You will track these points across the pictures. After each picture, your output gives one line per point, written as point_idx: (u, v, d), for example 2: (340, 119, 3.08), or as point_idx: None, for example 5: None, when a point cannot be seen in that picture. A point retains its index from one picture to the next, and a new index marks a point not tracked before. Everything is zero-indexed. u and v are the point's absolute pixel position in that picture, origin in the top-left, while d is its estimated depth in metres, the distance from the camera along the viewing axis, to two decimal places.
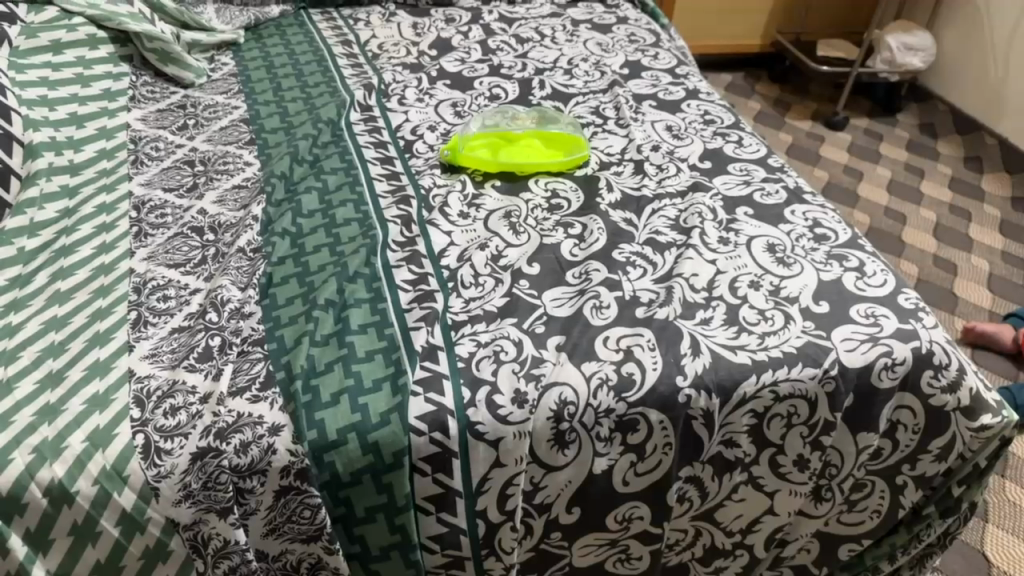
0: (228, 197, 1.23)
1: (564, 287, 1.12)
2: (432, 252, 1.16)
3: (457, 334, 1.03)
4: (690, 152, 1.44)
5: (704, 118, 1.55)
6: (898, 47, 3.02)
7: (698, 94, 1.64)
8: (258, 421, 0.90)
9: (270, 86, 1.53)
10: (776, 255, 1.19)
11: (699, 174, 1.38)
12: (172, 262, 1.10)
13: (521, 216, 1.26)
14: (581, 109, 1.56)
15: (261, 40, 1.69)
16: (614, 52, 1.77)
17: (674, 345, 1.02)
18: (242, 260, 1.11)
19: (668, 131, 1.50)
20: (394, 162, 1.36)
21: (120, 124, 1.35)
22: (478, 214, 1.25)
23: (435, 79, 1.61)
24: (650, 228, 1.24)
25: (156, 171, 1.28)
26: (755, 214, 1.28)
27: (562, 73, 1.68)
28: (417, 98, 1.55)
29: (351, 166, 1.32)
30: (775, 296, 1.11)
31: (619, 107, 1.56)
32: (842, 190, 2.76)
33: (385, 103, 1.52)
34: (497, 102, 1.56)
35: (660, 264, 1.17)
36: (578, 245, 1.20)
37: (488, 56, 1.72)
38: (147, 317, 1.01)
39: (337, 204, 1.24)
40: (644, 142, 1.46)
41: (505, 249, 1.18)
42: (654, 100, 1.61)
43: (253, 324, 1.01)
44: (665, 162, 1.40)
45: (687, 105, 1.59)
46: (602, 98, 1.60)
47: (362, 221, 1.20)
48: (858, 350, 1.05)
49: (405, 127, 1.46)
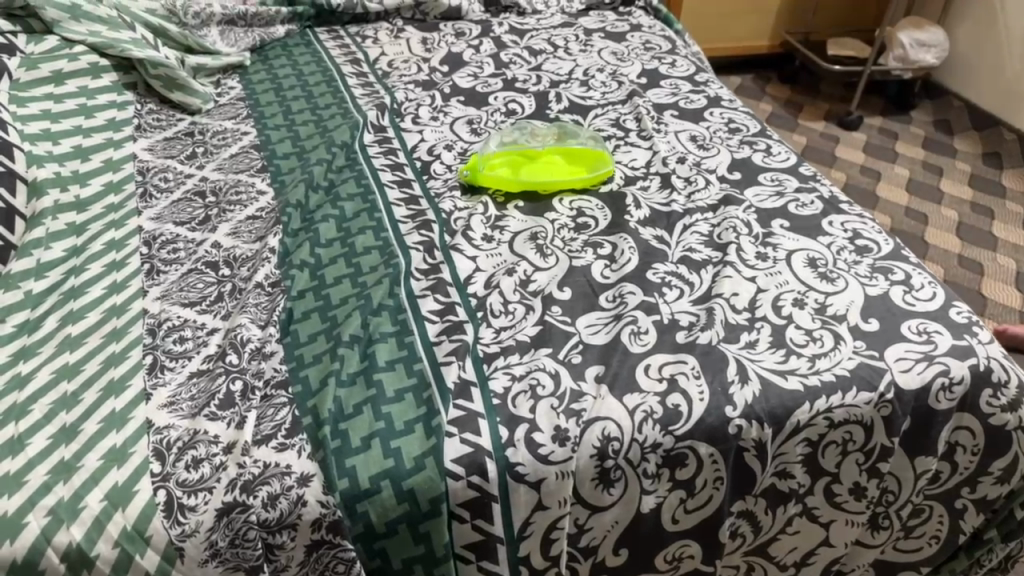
0: (242, 228, 1.18)
1: (598, 312, 1.07)
2: (458, 279, 1.11)
3: (490, 368, 0.97)
4: (717, 163, 1.39)
5: (729, 127, 1.50)
6: (911, 44, 2.96)
7: (721, 102, 1.59)
8: (285, 471, 0.85)
9: (279, 109, 1.48)
10: (818, 270, 1.14)
11: (729, 186, 1.33)
12: (187, 300, 1.05)
13: (548, 237, 1.20)
14: (601, 121, 1.51)
15: (267, 62, 1.64)
16: (630, 61, 1.72)
17: (720, 372, 0.97)
18: (261, 295, 1.05)
19: (693, 142, 1.45)
20: (412, 184, 1.31)
21: (127, 155, 1.30)
22: (503, 237, 1.20)
23: (449, 96, 1.57)
24: (684, 246, 1.19)
25: (166, 204, 1.23)
26: (792, 227, 1.23)
27: (579, 84, 1.63)
28: (432, 116, 1.50)
29: (368, 190, 1.27)
30: (821, 315, 1.06)
31: (640, 118, 1.51)
32: (861, 192, 2.71)
33: (399, 124, 1.47)
34: (514, 118, 1.51)
35: (697, 284, 1.11)
36: (610, 266, 1.15)
37: (501, 70, 1.67)
38: (164, 362, 0.96)
39: (356, 231, 1.19)
40: (668, 154, 1.40)
41: (533, 273, 1.13)
42: (676, 109, 1.56)
43: (275, 365, 0.96)
44: (693, 174, 1.35)
45: (710, 114, 1.54)
46: (621, 109, 1.55)
47: (383, 248, 1.15)
48: (913, 371, 0.99)
49: (422, 147, 1.41)
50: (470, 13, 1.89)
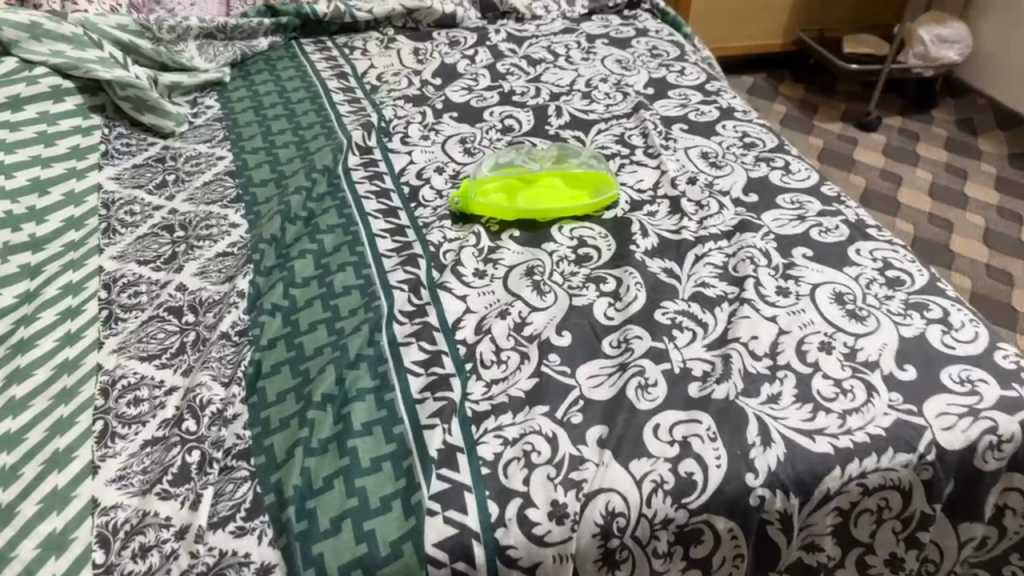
0: (211, 267, 1.08)
1: (601, 360, 0.96)
2: (445, 324, 1.00)
3: (479, 430, 0.87)
4: (731, 184, 1.27)
5: (744, 142, 1.39)
6: (932, 40, 2.84)
7: (734, 114, 1.47)
8: (244, 561, 0.74)
9: (258, 130, 1.38)
10: (845, 307, 1.03)
11: (744, 210, 1.21)
12: (146, 353, 0.95)
13: (546, 272, 1.10)
14: (605, 138, 1.40)
15: (248, 78, 1.54)
16: (636, 70, 1.61)
17: (740, 433, 0.86)
18: (226, 347, 0.95)
19: (704, 159, 1.34)
20: (399, 214, 1.20)
21: (91, 186, 1.21)
22: (496, 272, 1.09)
23: (441, 112, 1.46)
24: (696, 280, 1.08)
25: (131, 240, 1.13)
26: (815, 256, 1.12)
27: (581, 96, 1.52)
28: (422, 135, 1.39)
29: (350, 221, 1.17)
30: (851, 361, 0.95)
31: (647, 134, 1.40)
32: (882, 198, 2.59)
33: (387, 144, 1.37)
34: (511, 135, 1.40)
35: (711, 325, 1.00)
36: (614, 306, 1.04)
37: (498, 82, 1.56)
38: (115, 428, 0.87)
39: (335, 268, 1.08)
40: (678, 174, 1.29)
41: (528, 315, 1.02)
42: (686, 122, 1.45)
43: (237, 431, 0.86)
44: (705, 196, 1.24)
45: (722, 127, 1.43)
46: (626, 123, 1.44)
47: (364, 288, 1.05)
48: (956, 429, 0.87)
49: (410, 170, 1.31)
50: (466, 19, 1.78)
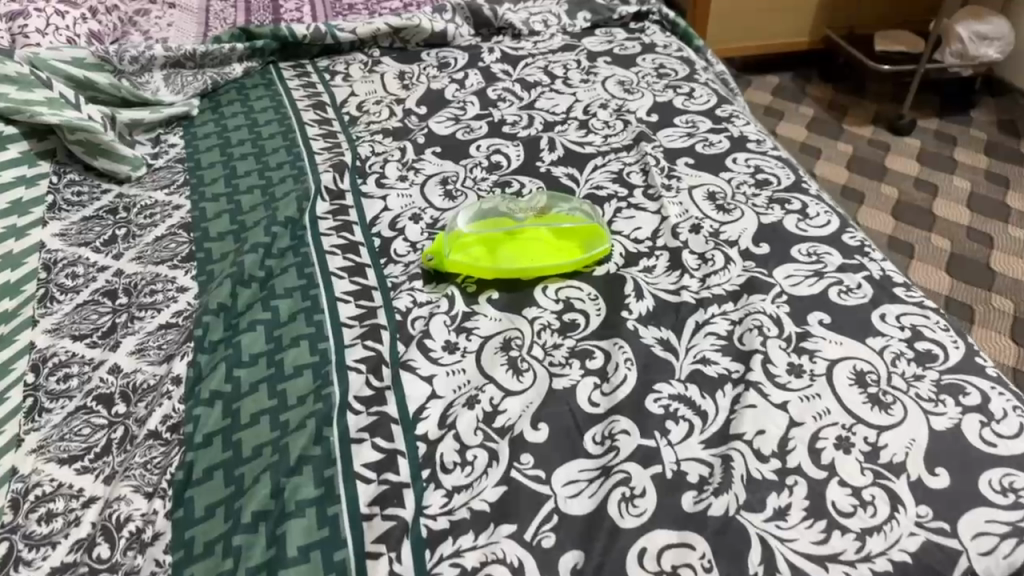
0: (151, 343, 0.97)
1: (582, 460, 0.83)
2: (405, 414, 0.88)
3: (434, 557, 0.75)
4: (740, 231, 1.13)
5: (756, 178, 1.25)
6: (970, 37, 2.64)
7: (746, 144, 1.33)
8: None
9: (222, 172, 1.27)
10: (867, 391, 0.90)
11: (754, 264, 1.08)
12: (67, 454, 0.85)
13: (525, 345, 0.97)
14: (601, 175, 1.27)
15: (217, 110, 1.43)
16: (639, 93, 1.48)
17: (739, 562, 0.74)
18: (154, 449, 0.85)
19: (711, 201, 1.20)
20: (365, 272, 1.08)
21: (32, 246, 1.11)
22: (469, 345, 0.97)
23: (422, 146, 1.34)
24: (696, 354, 0.95)
25: (69, 310, 1.03)
26: (834, 324, 0.98)
27: (577, 126, 1.39)
28: (400, 175, 1.27)
29: (311, 283, 1.05)
30: (873, 464, 0.82)
31: (649, 172, 1.26)
32: (915, 211, 2.41)
33: (361, 186, 1.25)
34: (497, 174, 1.28)
35: (711, 414, 0.87)
36: (600, 388, 0.91)
37: (487, 110, 1.44)
38: (20, 552, 0.76)
39: (288, 342, 0.97)
40: (680, 220, 1.16)
41: (501, 401, 0.89)
42: (692, 155, 1.31)
43: (156, 557, 0.75)
44: (709, 247, 1.10)
45: (732, 160, 1.29)
46: (626, 157, 1.30)
47: (317, 368, 0.93)
48: (998, 554, 0.75)
49: (384, 217, 1.18)
50: (458, 37, 1.66)
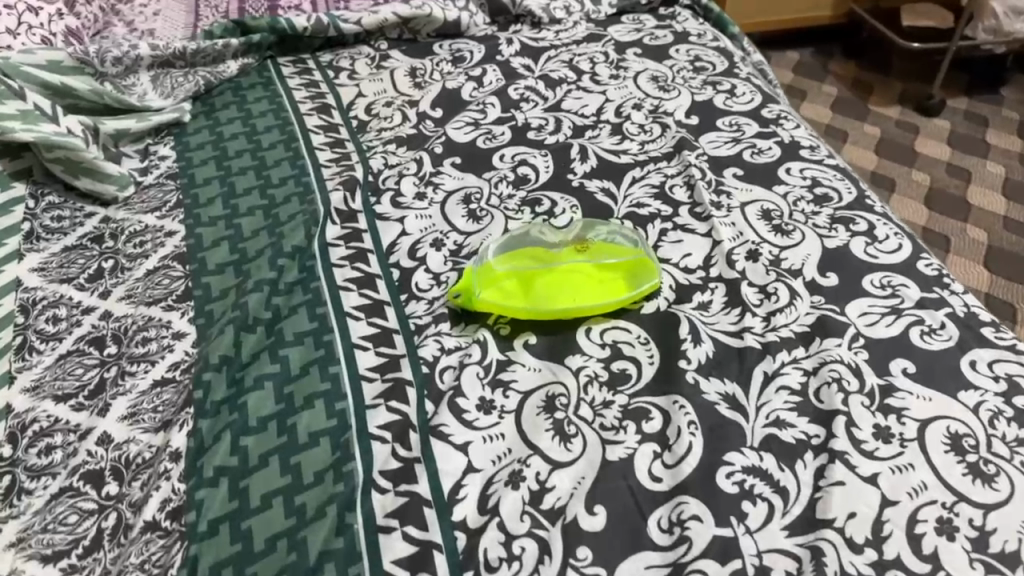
0: (144, 405, 0.86)
1: (649, 554, 0.72)
2: (440, 494, 0.76)
3: None
4: (803, 259, 1.02)
5: (814, 194, 1.13)
6: (1005, 12, 2.47)
7: (799, 151, 1.20)
8: None
9: (220, 190, 1.15)
10: (967, 459, 0.78)
11: (822, 299, 0.96)
12: (50, 549, 0.74)
13: (571, 403, 0.85)
14: (641, 190, 1.14)
15: (212, 115, 1.30)
16: (675, 91, 1.35)
17: None
18: (151, 542, 0.74)
19: (766, 221, 1.08)
20: (385, 312, 0.96)
21: (8, 284, 1.00)
22: (507, 403, 0.85)
23: (441, 157, 1.21)
24: (768, 414, 0.83)
25: (50, 363, 0.91)
26: (920, 373, 0.87)
27: (610, 131, 1.26)
28: (417, 192, 1.15)
29: (324, 326, 0.93)
30: (982, 555, 0.72)
31: (695, 187, 1.13)
32: (949, 199, 2.29)
33: (375, 205, 1.12)
34: (526, 189, 1.15)
35: (792, 492, 0.76)
36: (661, 458, 0.79)
37: (510, 112, 1.31)
38: None
39: (301, 403, 0.85)
40: (734, 245, 1.04)
41: (549, 476, 0.78)
42: (740, 166, 1.18)
43: None
44: (770, 279, 0.98)
45: (785, 171, 1.17)
46: (666, 169, 1.18)
47: (336, 435, 0.81)
48: None
49: (402, 243, 1.06)
50: (472, 27, 1.52)
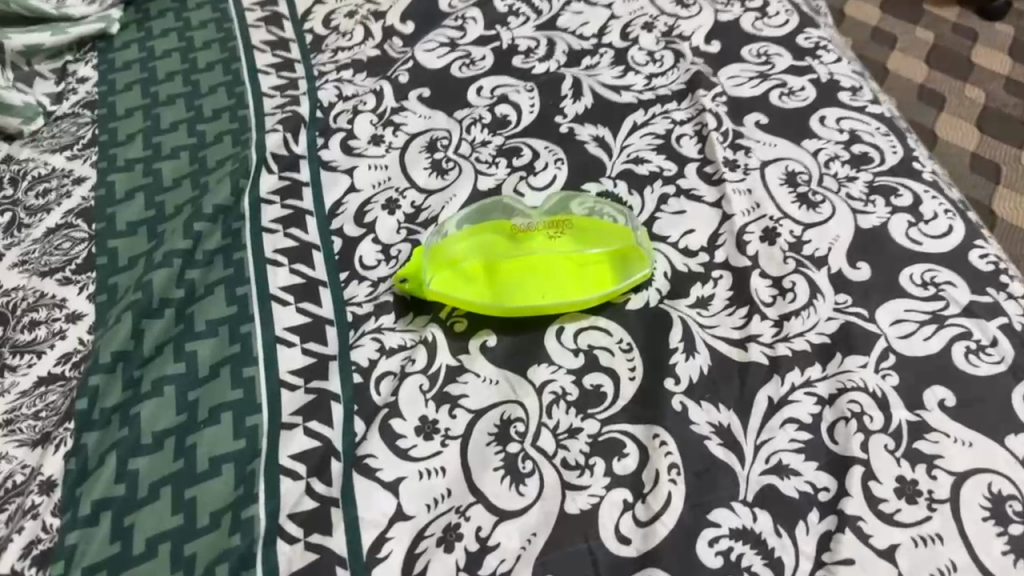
0: (23, 410, 0.73)
1: None
2: (359, 550, 0.63)
3: None
4: (830, 243, 0.84)
5: (851, 152, 0.93)
6: None
7: (838, 93, 0.99)
8: None
9: (143, 125, 0.98)
10: (1011, 532, 0.63)
11: (848, 299, 0.79)
12: None
13: (530, 430, 0.70)
14: (641, 140, 0.96)
15: (144, 26, 1.12)
16: (695, 6, 1.12)
17: None
18: None
19: (788, 188, 0.89)
20: (320, 295, 0.81)
21: None
22: (453, 426, 0.71)
23: (406, 88, 1.03)
24: (769, 457, 0.68)
25: None
26: (961, 408, 0.71)
27: (611, 58, 1.06)
28: (373, 134, 0.97)
29: (243, 313, 0.78)
30: None
31: (707, 141, 0.94)
32: None
33: (321, 150, 0.95)
34: (503, 135, 0.97)
35: (788, 568, 0.62)
36: (633, 511, 0.65)
37: (494, 30, 1.10)
38: None
39: (206, 416, 0.71)
40: (747, 220, 0.86)
41: (493, 532, 0.64)
42: (764, 110, 0.98)
43: None
44: (788, 270, 0.81)
45: (818, 121, 0.96)
46: (674, 112, 0.98)
47: (242, 463, 0.68)
48: None
49: (349, 203, 0.90)
50: None
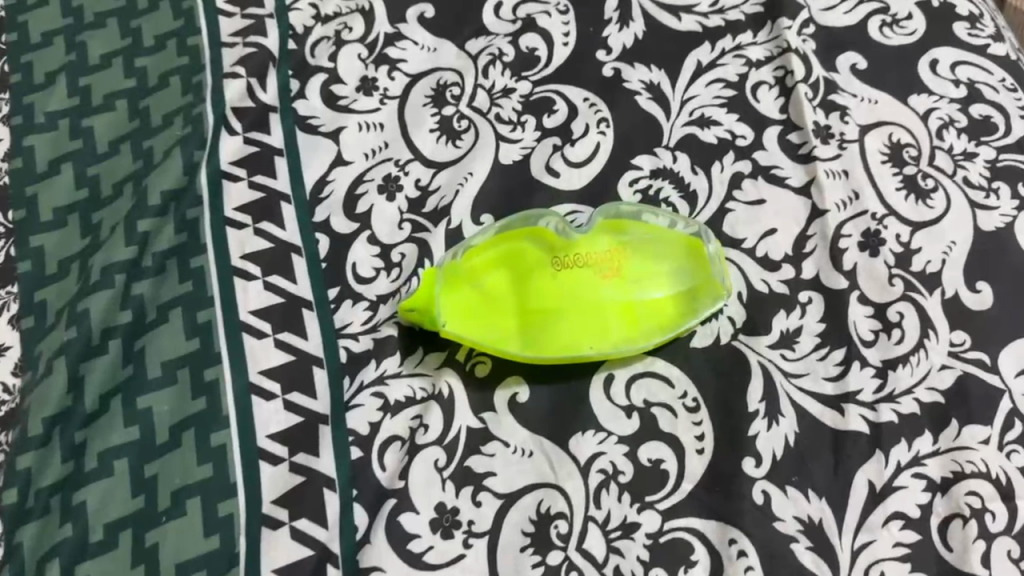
0: None
1: None
2: None
3: None
4: (944, 253, 0.66)
5: (970, 115, 0.73)
6: None
7: (953, 25, 0.77)
8: None
9: (65, 59, 0.76)
10: None
11: (967, 339, 0.63)
12: None
13: (575, 527, 0.56)
14: (707, 90, 0.75)
15: None
16: None
17: None
18: None
19: (893, 169, 0.70)
20: (304, 322, 0.64)
21: None
22: (478, 520, 0.57)
23: (402, 6, 0.80)
24: (868, 570, 0.55)
25: None
26: None
27: None
28: (363, 76, 0.76)
29: (207, 352, 0.62)
30: None
31: (792, 95, 0.74)
32: None
33: (297, 100, 0.74)
34: (529, 79, 0.76)
35: None
36: None
37: None
38: None
39: (167, 503, 0.57)
40: (843, 218, 0.68)
41: None
42: (862, 49, 0.77)
43: None
44: (894, 295, 0.64)
45: (929, 66, 0.75)
46: (749, 48, 0.77)
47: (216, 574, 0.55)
48: None
49: (336, 180, 0.70)
50: None
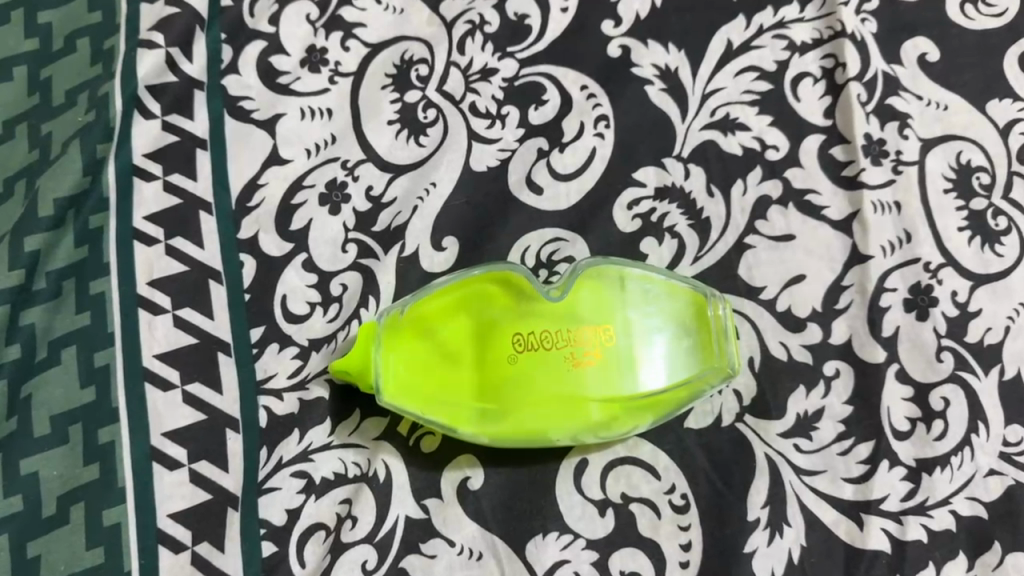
0: None
1: None
2: None
3: None
4: (1009, 319, 0.53)
5: None
6: None
7: None
8: None
9: None
10: None
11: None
12: None
13: None
14: (735, 81, 0.60)
15: None
16: None
17: None
18: None
19: (958, 201, 0.56)
20: (220, 372, 0.54)
21: None
22: None
23: None
24: None
25: None
26: None
27: None
28: (310, 45, 0.61)
29: (104, 405, 0.51)
30: None
31: (841, 95, 0.59)
32: None
33: (228, 74, 0.61)
34: (516, 56, 0.61)
35: None
36: None
37: None
38: None
39: None
40: (888, 267, 0.55)
41: None
42: (936, 32, 0.60)
43: None
44: (940, 375, 0.52)
45: (1020, 60, 0.59)
46: (794, 24, 0.61)
47: None
48: None
49: (269, 186, 0.58)
50: None
